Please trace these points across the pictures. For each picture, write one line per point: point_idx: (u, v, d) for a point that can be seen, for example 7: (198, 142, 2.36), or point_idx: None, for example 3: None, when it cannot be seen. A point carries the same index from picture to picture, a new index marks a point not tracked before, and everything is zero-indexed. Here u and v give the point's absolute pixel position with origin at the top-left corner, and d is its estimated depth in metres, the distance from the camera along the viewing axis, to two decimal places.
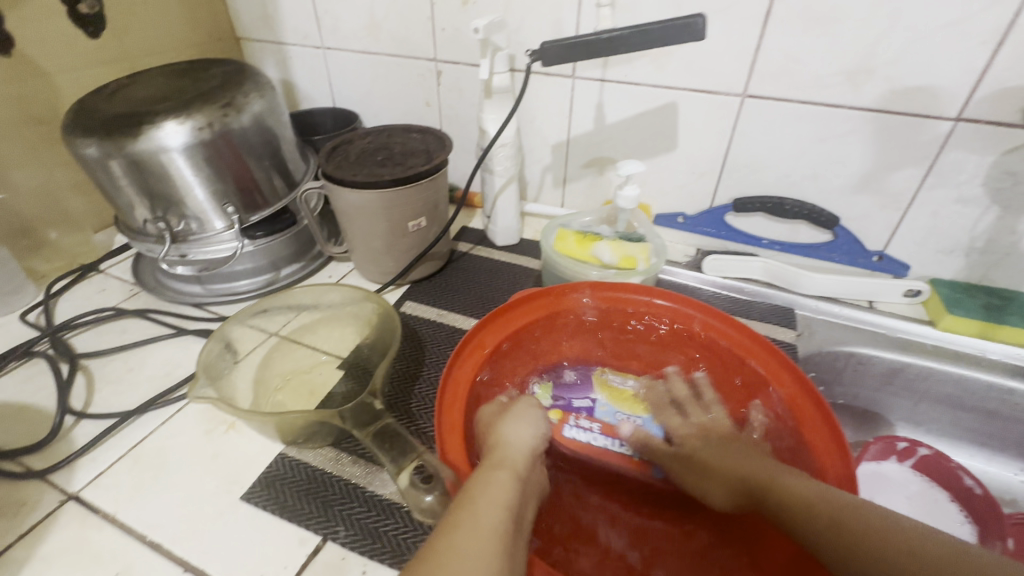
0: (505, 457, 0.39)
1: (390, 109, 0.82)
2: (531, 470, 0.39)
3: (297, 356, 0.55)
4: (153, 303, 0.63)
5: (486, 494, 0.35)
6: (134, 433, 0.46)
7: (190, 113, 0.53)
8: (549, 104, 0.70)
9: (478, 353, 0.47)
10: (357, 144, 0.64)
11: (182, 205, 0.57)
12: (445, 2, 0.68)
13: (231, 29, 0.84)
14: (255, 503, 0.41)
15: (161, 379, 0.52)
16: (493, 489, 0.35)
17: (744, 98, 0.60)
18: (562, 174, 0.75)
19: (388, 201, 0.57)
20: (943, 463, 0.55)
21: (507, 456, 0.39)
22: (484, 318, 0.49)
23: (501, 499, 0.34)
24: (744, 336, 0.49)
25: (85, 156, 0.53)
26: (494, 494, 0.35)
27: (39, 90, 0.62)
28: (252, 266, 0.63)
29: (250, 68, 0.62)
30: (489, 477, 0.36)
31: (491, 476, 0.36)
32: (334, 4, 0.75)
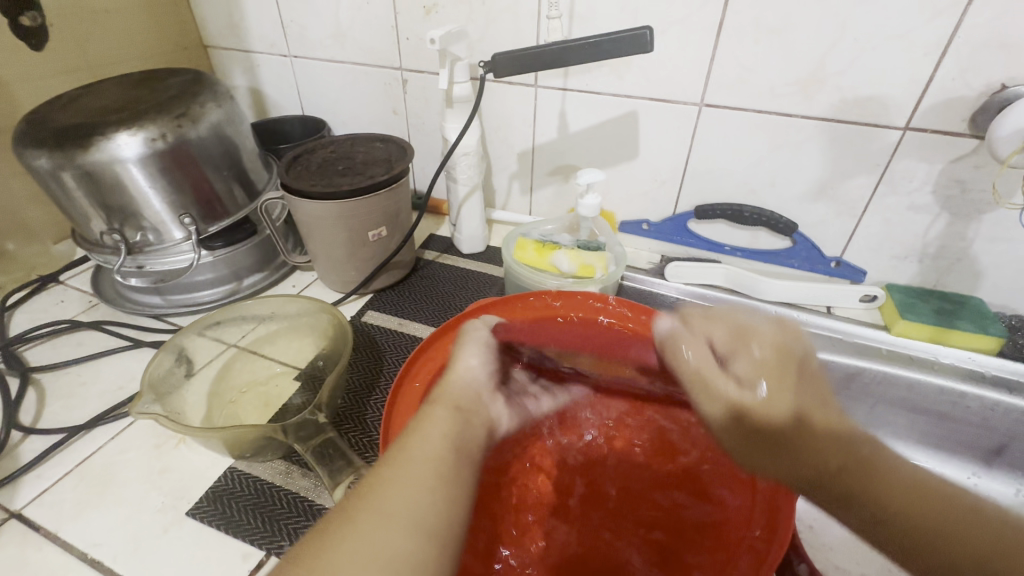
0: (446, 394, 0.39)
1: (358, 117, 0.82)
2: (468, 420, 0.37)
3: (254, 368, 0.55)
4: (112, 315, 0.62)
5: (431, 425, 0.34)
6: (82, 448, 0.46)
7: (144, 124, 0.53)
8: (513, 112, 0.70)
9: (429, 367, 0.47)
10: (319, 153, 0.64)
11: (138, 216, 0.56)
12: (408, 11, 0.68)
13: (198, 38, 0.84)
14: (200, 518, 0.41)
15: (113, 392, 0.51)
16: (439, 421, 0.35)
17: (701, 107, 0.61)
18: (528, 181, 0.76)
19: (346, 211, 0.57)
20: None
21: (453, 398, 0.38)
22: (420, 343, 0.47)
23: (446, 431, 0.34)
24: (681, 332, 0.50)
25: (37, 167, 0.53)
26: (437, 426, 0.34)
27: None
28: (213, 277, 0.63)
29: (209, 77, 0.62)
30: (431, 412, 0.36)
31: (436, 413, 0.36)
32: (299, 13, 0.75)
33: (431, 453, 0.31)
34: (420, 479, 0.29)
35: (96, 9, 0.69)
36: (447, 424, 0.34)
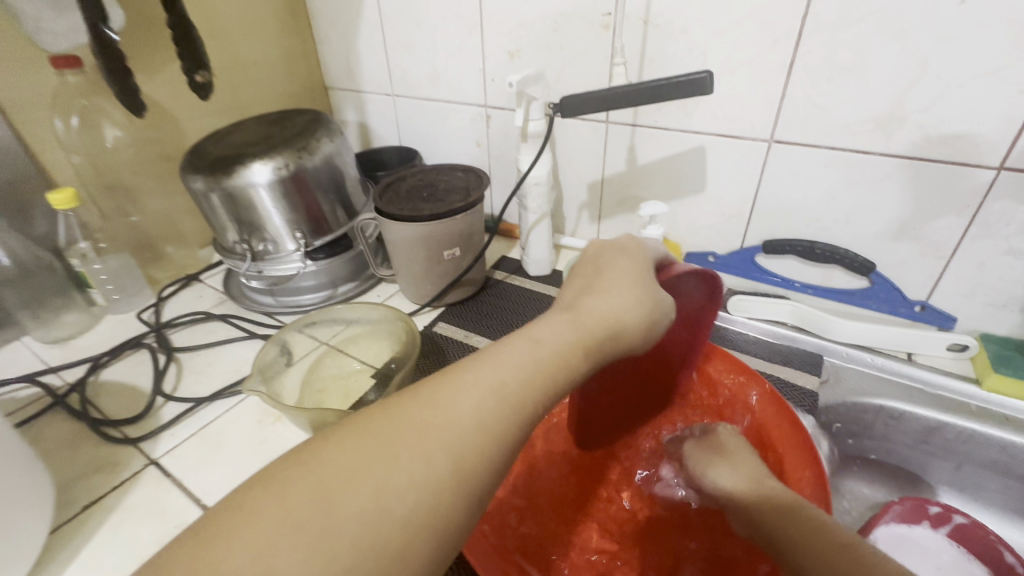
0: (580, 310, 0.36)
1: (446, 148, 0.91)
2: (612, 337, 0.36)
3: (340, 364, 0.63)
4: (235, 309, 0.75)
5: (526, 341, 0.33)
6: (205, 415, 0.56)
7: (274, 155, 0.65)
8: (584, 146, 0.75)
9: None
10: (408, 181, 0.72)
11: (262, 229, 0.69)
12: (495, 56, 0.76)
13: (322, 81, 0.99)
14: None
15: (231, 374, 0.62)
16: (550, 330, 0.34)
17: (771, 143, 0.61)
18: (597, 211, 0.79)
19: (426, 232, 0.65)
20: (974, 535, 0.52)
21: (588, 322, 0.35)
22: None
23: (551, 360, 0.32)
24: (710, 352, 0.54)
25: (195, 188, 0.66)
26: (539, 345, 0.33)
27: (171, 135, 0.78)
28: (315, 283, 0.74)
29: (325, 116, 0.73)
30: (544, 330, 0.34)
31: (557, 331, 0.34)
32: (404, 60, 0.86)
33: (509, 378, 0.31)
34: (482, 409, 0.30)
35: (247, 61, 0.86)
36: (556, 345, 0.33)
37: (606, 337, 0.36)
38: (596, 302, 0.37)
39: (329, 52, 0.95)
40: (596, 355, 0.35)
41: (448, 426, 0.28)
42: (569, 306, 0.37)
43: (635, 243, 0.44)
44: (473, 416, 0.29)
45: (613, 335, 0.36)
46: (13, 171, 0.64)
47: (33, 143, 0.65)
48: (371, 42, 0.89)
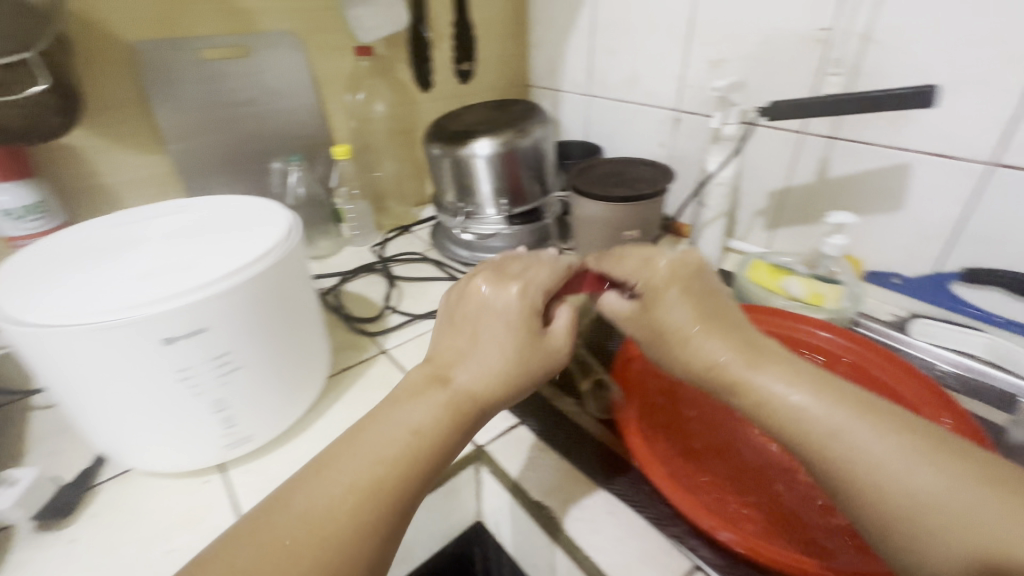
0: (451, 390, 0.40)
1: (628, 146, 1.00)
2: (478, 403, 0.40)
3: None
4: (438, 257, 0.92)
5: (401, 416, 0.38)
6: (419, 328, 0.72)
7: (497, 134, 0.79)
8: (773, 154, 0.78)
9: None
10: (599, 169, 0.83)
11: (475, 194, 0.84)
12: (697, 64, 0.82)
13: (526, 80, 1.14)
14: None
15: (438, 303, 0.77)
16: (410, 414, 0.38)
17: (992, 167, 0.59)
18: (773, 218, 0.82)
19: (613, 211, 0.75)
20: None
21: (453, 396, 0.40)
22: None
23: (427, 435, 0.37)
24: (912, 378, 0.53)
25: (432, 154, 0.84)
26: (408, 426, 0.38)
27: (413, 112, 0.98)
28: (504, 246, 0.88)
29: (537, 106, 0.86)
30: (415, 407, 0.39)
31: (425, 407, 0.39)
32: (606, 64, 0.97)
33: (383, 458, 0.36)
34: (360, 479, 0.34)
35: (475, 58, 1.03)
36: (417, 428, 0.38)
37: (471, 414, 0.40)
38: (458, 348, 0.43)
39: (540, 55, 1.10)
40: (467, 420, 0.40)
41: (347, 491, 0.34)
42: (443, 376, 0.41)
43: (521, 288, 0.45)
44: (369, 484, 0.34)
45: (472, 411, 0.40)
46: (312, 126, 0.88)
47: (328, 108, 0.89)
48: (579, 47, 1.01)
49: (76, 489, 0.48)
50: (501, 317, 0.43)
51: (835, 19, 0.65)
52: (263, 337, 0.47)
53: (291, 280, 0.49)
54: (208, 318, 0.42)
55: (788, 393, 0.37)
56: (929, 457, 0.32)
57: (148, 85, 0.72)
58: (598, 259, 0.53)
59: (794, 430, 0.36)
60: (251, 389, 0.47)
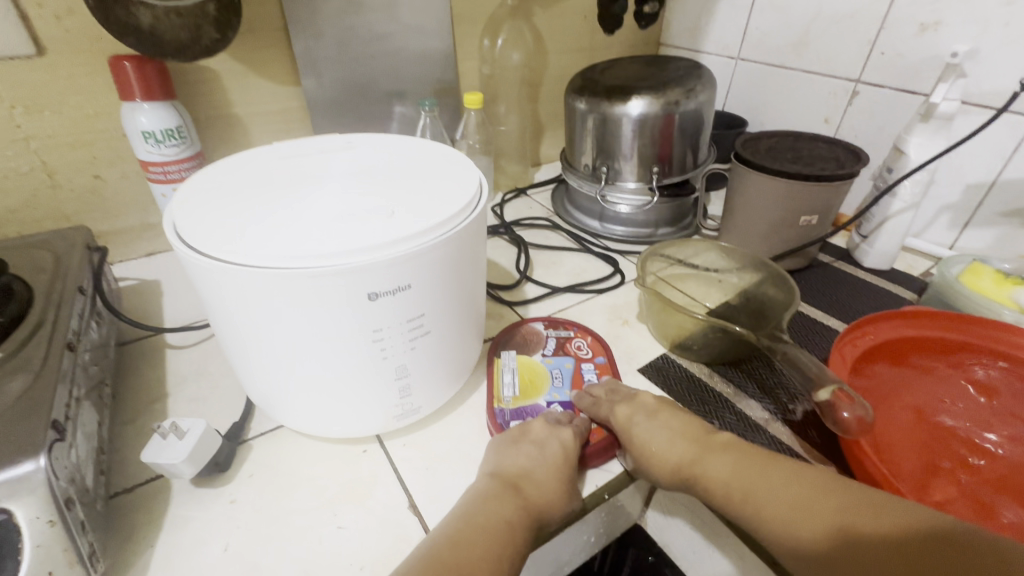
0: (518, 485, 0.41)
1: (779, 120, 0.89)
2: (547, 511, 0.41)
3: (673, 295, 0.67)
4: (563, 225, 0.84)
5: (482, 511, 0.39)
6: (562, 302, 0.65)
7: (659, 92, 0.70)
8: (985, 141, 0.66)
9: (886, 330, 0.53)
10: (768, 142, 0.72)
11: (620, 158, 0.75)
12: (899, 27, 0.70)
13: (660, 37, 1.03)
14: (648, 377, 0.54)
15: (575, 276, 0.71)
16: (489, 507, 0.39)
17: None
18: (967, 216, 0.70)
19: (792, 192, 0.65)
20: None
21: (514, 492, 0.40)
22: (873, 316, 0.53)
23: (499, 529, 0.38)
24: None
25: (577, 110, 0.76)
26: (493, 520, 0.38)
27: (543, 63, 0.89)
28: (643, 219, 0.79)
29: (699, 66, 0.76)
30: (492, 498, 0.40)
31: (495, 506, 0.39)
32: (770, 23, 0.85)
33: (487, 551, 0.36)
34: (463, 560, 0.35)
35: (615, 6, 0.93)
36: (498, 524, 0.38)
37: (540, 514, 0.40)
38: (523, 468, 0.42)
39: (680, 9, 0.98)
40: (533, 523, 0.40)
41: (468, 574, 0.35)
42: (509, 484, 0.41)
43: (566, 446, 0.44)
44: (483, 565, 0.35)
45: (544, 518, 0.41)
46: (442, 70, 0.80)
47: (460, 50, 0.81)
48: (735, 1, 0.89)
49: (232, 442, 0.44)
50: (533, 443, 0.44)
51: None
52: (450, 303, 0.41)
53: (482, 242, 0.43)
54: (415, 275, 0.36)
55: (673, 451, 0.44)
56: (806, 490, 0.38)
57: (292, 10, 0.65)
58: (606, 396, 0.49)
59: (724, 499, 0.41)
60: (430, 359, 0.42)
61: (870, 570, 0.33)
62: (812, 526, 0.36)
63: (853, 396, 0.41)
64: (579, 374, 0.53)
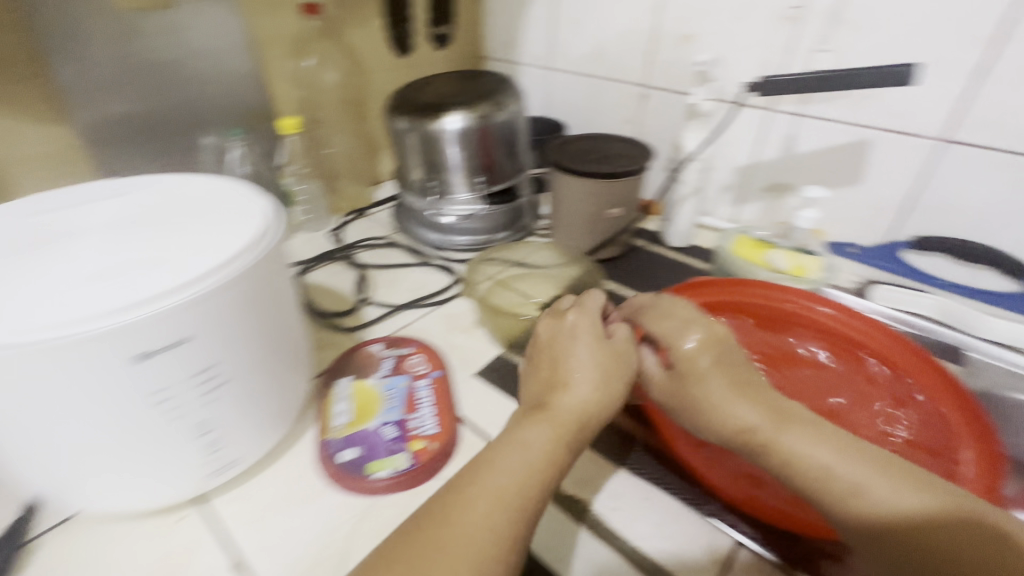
0: (558, 413, 0.42)
1: (593, 123, 0.98)
2: (579, 433, 0.41)
3: (509, 296, 0.71)
4: (405, 242, 0.85)
5: (516, 443, 0.39)
6: (403, 320, 0.66)
7: (470, 106, 0.74)
8: (740, 131, 0.80)
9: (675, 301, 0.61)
10: (575, 145, 0.80)
11: (446, 172, 0.78)
12: (667, 39, 0.82)
13: (482, 51, 1.08)
14: (484, 380, 0.57)
15: (416, 291, 0.72)
16: (538, 438, 0.39)
17: (942, 142, 0.65)
18: (740, 194, 0.84)
19: (596, 189, 0.73)
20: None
21: (563, 417, 0.41)
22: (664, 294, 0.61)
23: (531, 457, 0.38)
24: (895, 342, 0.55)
25: (397, 129, 0.77)
26: (521, 446, 0.38)
27: (365, 82, 0.89)
28: (479, 227, 0.83)
29: (506, 78, 0.81)
30: (525, 431, 0.40)
31: (534, 434, 0.40)
32: (570, 36, 0.93)
33: (511, 476, 0.37)
34: (487, 504, 0.34)
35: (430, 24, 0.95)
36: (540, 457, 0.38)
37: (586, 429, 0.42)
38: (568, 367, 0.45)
39: (495, 24, 1.04)
40: (578, 436, 0.41)
41: (497, 503, 0.35)
42: (541, 405, 0.43)
43: (576, 313, 0.50)
44: (509, 488, 0.36)
45: (584, 425, 0.42)
46: (252, 95, 0.76)
47: (269, 72, 0.77)
48: (539, 17, 0.96)
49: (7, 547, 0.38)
50: (572, 319, 0.50)
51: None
52: (252, 348, 0.39)
53: (283, 285, 0.42)
54: (194, 325, 0.34)
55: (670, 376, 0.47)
56: (822, 435, 0.39)
57: (46, 39, 0.58)
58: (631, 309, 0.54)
59: (778, 460, 0.40)
60: (240, 408, 0.40)
61: (922, 540, 0.33)
62: (844, 486, 0.36)
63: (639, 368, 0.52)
64: (413, 392, 0.53)
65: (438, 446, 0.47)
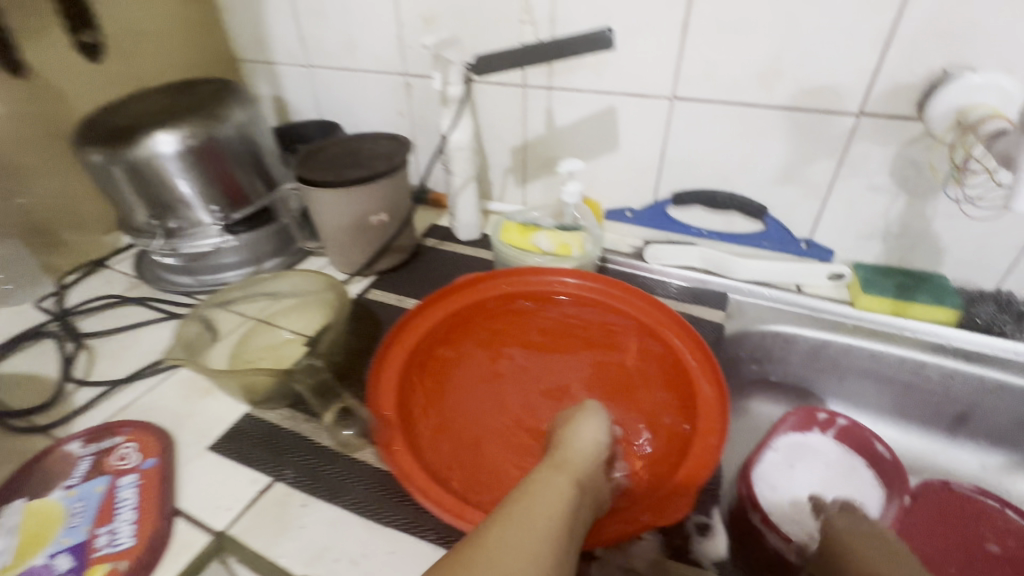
0: (569, 459, 0.41)
1: (368, 120, 0.90)
2: (593, 478, 0.40)
3: (269, 336, 0.62)
4: (152, 293, 0.71)
5: (544, 493, 0.37)
6: (125, 397, 0.54)
7: (179, 123, 0.61)
8: (504, 110, 0.76)
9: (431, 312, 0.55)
10: (330, 150, 0.71)
11: (174, 204, 0.65)
12: (411, 23, 0.76)
13: (231, 53, 0.94)
14: (219, 452, 0.48)
15: (150, 355, 0.60)
16: (552, 494, 0.37)
17: (673, 101, 0.66)
18: (522, 175, 0.82)
19: (351, 198, 0.65)
20: (947, 494, 0.59)
21: (574, 466, 0.40)
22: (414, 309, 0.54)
23: (553, 507, 0.36)
24: (643, 301, 0.56)
25: (93, 163, 0.61)
26: (550, 494, 0.37)
27: (56, 109, 0.72)
28: (239, 259, 0.72)
29: (232, 85, 0.70)
30: (550, 479, 0.38)
31: (550, 482, 0.38)
32: (316, 27, 0.83)
33: (541, 525, 0.34)
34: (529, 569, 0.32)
35: (141, 29, 0.80)
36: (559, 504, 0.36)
37: (592, 477, 0.40)
38: (571, 437, 0.42)
39: (236, 21, 0.90)
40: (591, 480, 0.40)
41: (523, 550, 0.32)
42: (559, 462, 0.40)
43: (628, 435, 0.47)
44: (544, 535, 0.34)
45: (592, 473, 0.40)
46: None
47: None
48: (279, 9, 0.84)
49: None
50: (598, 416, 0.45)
51: None
52: None
53: None
54: None
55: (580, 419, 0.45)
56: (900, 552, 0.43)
57: None
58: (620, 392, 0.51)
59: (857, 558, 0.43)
60: None
61: None
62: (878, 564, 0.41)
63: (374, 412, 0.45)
64: (111, 497, 0.43)
65: (133, 563, 0.39)
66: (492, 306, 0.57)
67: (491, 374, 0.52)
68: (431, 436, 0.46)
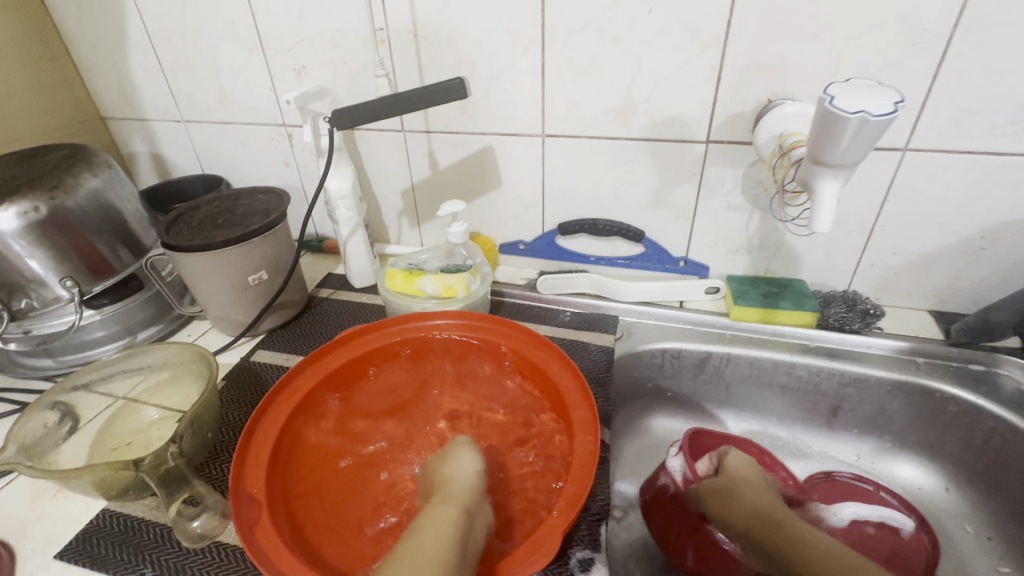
0: (449, 493, 0.46)
1: (254, 173, 0.87)
2: (478, 499, 0.46)
3: (138, 416, 0.57)
4: (6, 380, 0.65)
5: (429, 530, 0.42)
6: None
7: (16, 198, 0.57)
8: (387, 155, 0.76)
9: (301, 385, 0.53)
10: (203, 210, 0.68)
11: (19, 284, 0.59)
12: (282, 75, 0.75)
13: (95, 111, 0.88)
14: (68, 559, 0.43)
15: None
16: (434, 528, 0.42)
17: (544, 138, 0.69)
18: (415, 217, 0.82)
19: (222, 260, 0.62)
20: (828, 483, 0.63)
21: (451, 493, 0.46)
22: (281, 381, 0.51)
23: (441, 534, 0.41)
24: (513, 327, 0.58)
25: None
26: (437, 530, 0.42)
27: None
28: (107, 334, 0.67)
29: (87, 150, 0.66)
30: (438, 514, 0.43)
31: (439, 512, 0.44)
32: (186, 82, 0.81)
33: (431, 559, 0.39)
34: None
35: None
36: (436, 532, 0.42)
37: (474, 490, 0.46)
38: (446, 473, 0.48)
39: (98, 79, 0.85)
40: (473, 497, 0.45)
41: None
42: (444, 496, 0.45)
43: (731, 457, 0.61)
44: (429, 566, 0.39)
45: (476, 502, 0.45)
46: None
47: None
48: (145, 66, 0.81)
49: None
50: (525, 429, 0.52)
51: (385, 19, 0.65)
52: None
53: None
54: None
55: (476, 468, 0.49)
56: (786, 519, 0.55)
57: None
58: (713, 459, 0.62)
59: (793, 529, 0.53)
60: None
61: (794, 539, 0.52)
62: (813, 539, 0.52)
63: (240, 502, 0.42)
64: None
65: None
66: (366, 363, 0.57)
67: (387, 451, 0.51)
68: (316, 510, 0.45)
